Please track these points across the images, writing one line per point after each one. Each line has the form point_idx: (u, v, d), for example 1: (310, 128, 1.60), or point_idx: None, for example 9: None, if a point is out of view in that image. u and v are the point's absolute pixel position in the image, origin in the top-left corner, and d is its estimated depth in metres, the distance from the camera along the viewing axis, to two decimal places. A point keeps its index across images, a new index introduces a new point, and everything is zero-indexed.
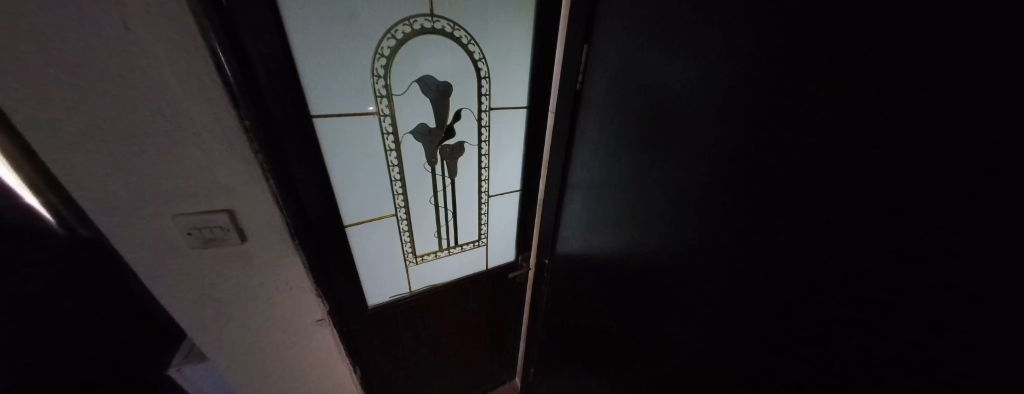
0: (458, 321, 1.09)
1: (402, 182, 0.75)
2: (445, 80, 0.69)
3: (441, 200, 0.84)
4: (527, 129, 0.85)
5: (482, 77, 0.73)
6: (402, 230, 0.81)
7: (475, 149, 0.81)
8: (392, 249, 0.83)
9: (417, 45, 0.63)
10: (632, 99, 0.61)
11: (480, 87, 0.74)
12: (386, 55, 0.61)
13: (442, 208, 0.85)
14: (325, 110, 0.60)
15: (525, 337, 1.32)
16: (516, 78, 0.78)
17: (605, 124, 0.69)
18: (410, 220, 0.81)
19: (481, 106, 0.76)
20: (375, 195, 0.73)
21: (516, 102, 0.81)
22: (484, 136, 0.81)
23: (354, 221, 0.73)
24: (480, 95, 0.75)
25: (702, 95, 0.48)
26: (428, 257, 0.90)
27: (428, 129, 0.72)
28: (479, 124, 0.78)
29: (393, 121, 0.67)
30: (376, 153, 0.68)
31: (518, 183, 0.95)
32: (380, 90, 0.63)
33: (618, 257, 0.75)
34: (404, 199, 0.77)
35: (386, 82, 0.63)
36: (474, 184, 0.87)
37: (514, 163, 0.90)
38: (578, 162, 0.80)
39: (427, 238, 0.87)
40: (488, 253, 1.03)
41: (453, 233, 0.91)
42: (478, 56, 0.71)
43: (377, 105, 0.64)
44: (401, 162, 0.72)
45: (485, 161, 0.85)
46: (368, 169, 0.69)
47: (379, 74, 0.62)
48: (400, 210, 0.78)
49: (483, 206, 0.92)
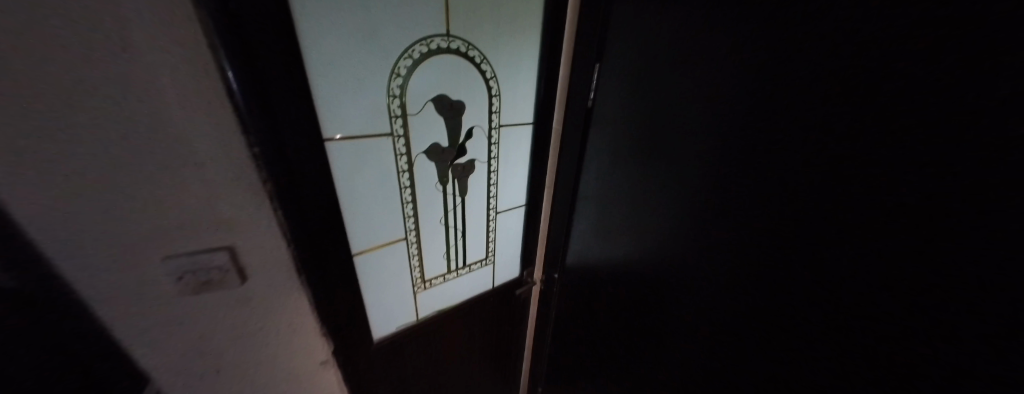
0: (466, 345, 1.04)
1: (413, 204, 0.72)
2: (459, 99, 0.69)
3: (451, 219, 0.81)
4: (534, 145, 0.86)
5: (493, 94, 0.73)
6: (410, 255, 0.77)
7: (485, 166, 0.80)
8: (401, 275, 0.78)
9: (432, 65, 0.63)
10: (643, 114, 0.65)
11: (491, 105, 0.74)
12: (402, 75, 0.60)
13: (452, 228, 0.82)
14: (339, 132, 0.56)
15: (529, 355, 1.29)
16: (524, 96, 0.79)
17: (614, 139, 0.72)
18: (419, 243, 0.77)
19: (492, 124, 0.76)
20: (385, 219, 0.69)
21: (524, 119, 0.82)
22: (494, 153, 0.80)
23: (363, 249, 0.68)
24: (492, 112, 0.75)
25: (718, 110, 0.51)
26: (435, 280, 0.86)
27: (441, 148, 0.70)
28: (490, 141, 0.78)
29: (406, 141, 0.65)
30: (389, 175, 0.65)
31: (524, 198, 0.95)
32: (395, 110, 0.61)
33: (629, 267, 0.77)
34: (415, 222, 0.74)
35: (402, 102, 0.61)
36: (482, 202, 0.85)
37: (520, 178, 0.91)
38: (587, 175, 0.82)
39: (436, 260, 0.83)
40: (494, 271, 1.01)
41: (461, 253, 0.88)
42: (490, 74, 0.71)
43: (392, 125, 0.62)
44: (413, 183, 0.69)
45: (495, 178, 0.84)
46: (380, 192, 0.65)
47: (395, 93, 0.60)
48: (411, 233, 0.75)
49: (490, 223, 0.91)
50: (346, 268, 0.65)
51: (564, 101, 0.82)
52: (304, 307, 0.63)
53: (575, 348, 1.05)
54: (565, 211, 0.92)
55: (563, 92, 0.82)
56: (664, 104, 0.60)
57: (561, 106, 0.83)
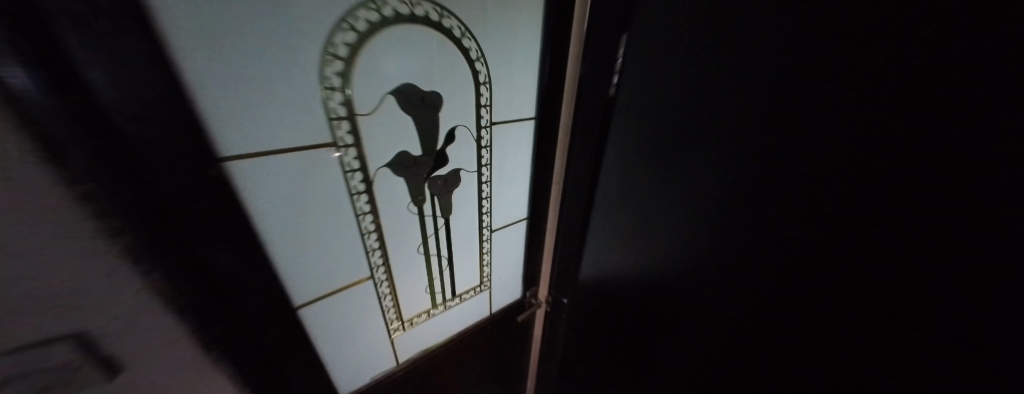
0: (462, 380, 0.89)
1: (378, 233, 0.54)
2: (434, 88, 0.49)
3: (433, 246, 0.63)
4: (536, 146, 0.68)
5: (481, 82, 0.54)
6: (378, 296, 0.60)
7: (474, 176, 0.62)
8: (369, 320, 0.61)
9: (390, 41, 0.43)
10: (688, 107, 0.45)
11: (479, 97, 0.55)
12: (342, 57, 0.39)
13: (434, 256, 0.64)
14: (247, 146, 0.37)
15: (534, 378, 1.14)
16: (523, 83, 0.59)
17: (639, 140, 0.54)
18: (391, 279, 0.60)
19: (480, 122, 0.57)
20: (339, 256, 0.51)
21: (523, 114, 0.63)
22: (484, 160, 0.62)
23: (309, 297, 0.51)
24: (479, 106, 0.56)
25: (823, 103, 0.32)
26: (417, 319, 0.69)
27: (413, 158, 0.51)
28: (479, 144, 0.59)
29: (360, 153, 0.46)
30: (338, 200, 0.47)
31: (524, 211, 0.78)
32: (336, 110, 0.41)
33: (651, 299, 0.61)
34: (382, 255, 0.56)
35: (348, 97, 0.41)
36: (473, 220, 0.67)
37: (520, 187, 0.72)
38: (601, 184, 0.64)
39: (417, 296, 0.66)
40: (491, 296, 0.84)
41: (449, 283, 0.71)
42: (475, 54, 0.51)
43: (335, 131, 0.42)
44: (376, 206, 0.51)
45: (487, 190, 0.66)
46: (325, 223, 0.47)
47: (334, 83, 0.40)
48: (378, 269, 0.57)
49: (484, 244, 0.73)
50: (282, 329, 0.48)
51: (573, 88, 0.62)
52: (232, 382, 0.47)
53: (586, 382, 0.90)
54: (573, 225, 0.75)
55: (572, 76, 0.62)
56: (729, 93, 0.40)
57: (569, 95, 0.63)
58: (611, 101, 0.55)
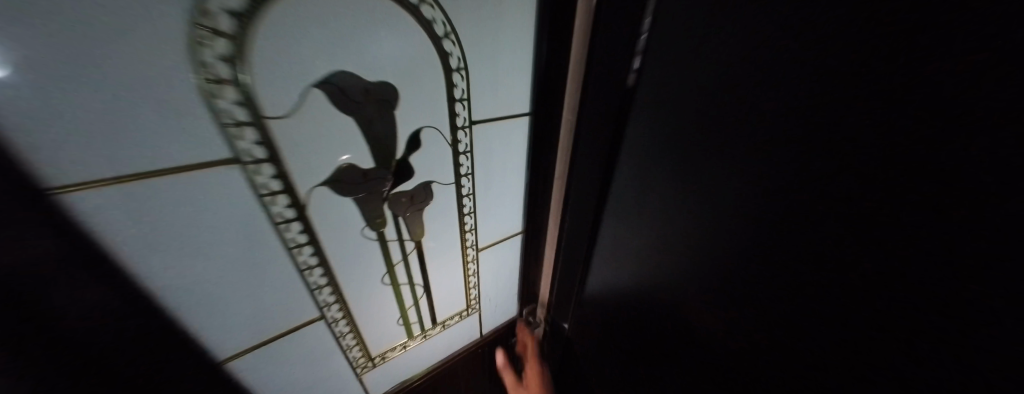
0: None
1: (324, 267, 0.42)
2: (383, 78, 0.35)
3: (403, 274, 0.51)
4: (531, 149, 0.54)
5: (452, 67, 0.39)
6: (335, 336, 0.49)
7: (451, 189, 0.49)
8: (327, 361, 0.51)
9: (305, 7, 0.28)
10: (728, 107, 0.28)
11: (451, 88, 0.41)
12: (228, 34, 0.26)
13: (406, 285, 0.53)
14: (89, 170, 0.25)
15: None
16: (512, 70, 0.45)
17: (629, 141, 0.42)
18: (349, 317, 0.49)
19: (456, 122, 0.43)
20: (271, 296, 0.40)
21: (513, 109, 0.49)
22: (464, 168, 0.49)
23: (238, 347, 0.41)
24: (453, 101, 0.42)
25: (894, 122, 0.19)
26: (391, 354, 0.58)
27: (361, 172, 0.38)
28: (455, 150, 0.46)
29: (280, 171, 0.33)
30: (256, 231, 0.35)
31: (519, 223, 0.65)
32: (230, 112, 0.28)
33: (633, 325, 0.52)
34: (334, 291, 0.45)
35: (245, 94, 0.28)
36: (454, 240, 0.55)
37: (513, 197, 0.59)
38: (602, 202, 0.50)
39: (387, 329, 0.55)
40: (482, 318, 0.73)
41: (428, 312, 0.60)
42: (443, 29, 0.37)
43: (234, 143, 0.30)
44: (316, 236, 0.39)
45: (469, 204, 0.53)
46: (242, 260, 0.36)
47: (218, 74, 0.27)
48: (331, 307, 0.46)
49: (469, 265, 0.61)
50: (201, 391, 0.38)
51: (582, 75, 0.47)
52: None
53: None
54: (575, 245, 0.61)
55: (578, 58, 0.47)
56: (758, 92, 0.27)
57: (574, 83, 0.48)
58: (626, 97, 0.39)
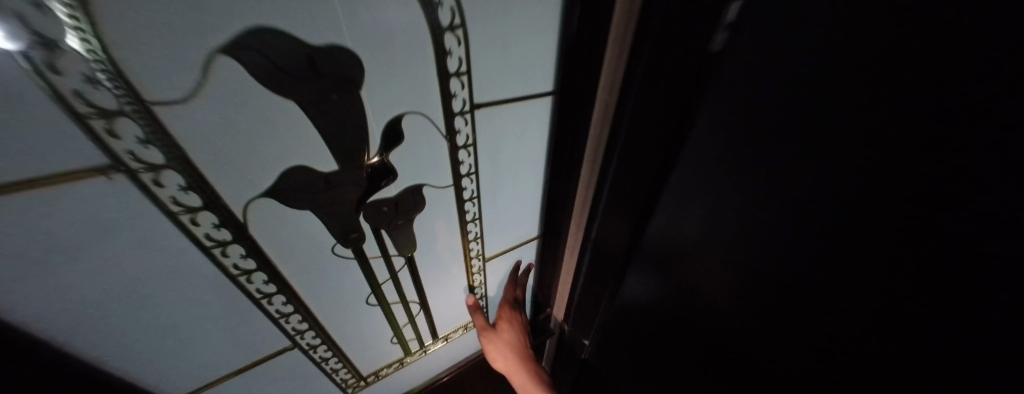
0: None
1: (287, 293, 0.33)
2: (335, 41, 0.23)
3: (393, 292, 0.42)
4: (553, 139, 0.41)
5: (442, 26, 0.27)
6: (315, 361, 0.42)
7: (449, 193, 0.38)
8: (311, 383, 0.45)
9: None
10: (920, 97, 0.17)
11: (443, 58, 0.28)
12: None
13: (398, 303, 0.44)
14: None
15: None
16: (532, 30, 0.31)
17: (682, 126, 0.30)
18: (330, 341, 0.41)
19: (451, 107, 0.32)
20: (225, 327, 0.32)
21: (531, 88, 0.35)
22: (465, 167, 0.37)
23: (197, 379, 0.35)
24: (447, 76, 0.29)
25: None
26: (386, 372, 0.52)
27: (321, 178, 0.28)
28: (453, 144, 0.34)
29: (194, 181, 0.23)
30: (182, 258, 0.26)
31: (535, 228, 0.53)
32: (85, 97, 0.18)
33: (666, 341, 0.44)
34: (306, 318, 0.37)
35: (103, 67, 0.18)
36: (456, 251, 0.45)
37: (528, 199, 0.48)
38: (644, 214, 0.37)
39: (379, 348, 0.48)
40: None
41: (427, 327, 0.52)
42: None
43: (107, 144, 0.20)
44: (269, 259, 0.30)
45: (473, 209, 0.42)
46: (172, 293, 0.28)
47: (41, 33, 0.16)
48: (305, 333, 0.38)
49: (475, 276, 0.52)
50: None
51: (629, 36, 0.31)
52: None
53: None
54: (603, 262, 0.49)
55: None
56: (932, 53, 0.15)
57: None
58: (713, 66, 0.25)
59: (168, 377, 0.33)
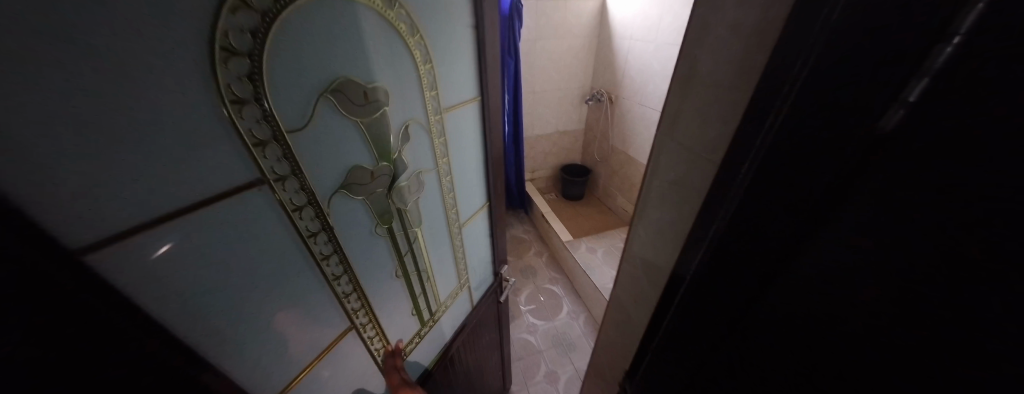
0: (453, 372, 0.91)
1: (349, 274, 0.49)
2: (376, 81, 0.43)
3: (406, 251, 0.60)
4: (478, 125, 0.69)
5: (422, 65, 0.50)
6: (354, 326, 0.53)
7: (433, 173, 0.61)
8: (350, 352, 0.55)
9: (314, 25, 0.34)
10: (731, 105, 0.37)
11: (422, 82, 0.51)
12: (246, 55, 0.29)
13: (414, 274, 0.64)
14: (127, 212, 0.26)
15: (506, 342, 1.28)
16: (459, 62, 0.58)
17: (814, 147, 0.28)
18: (365, 304, 0.54)
19: (429, 112, 0.55)
20: (299, 299, 0.43)
21: (464, 95, 0.62)
22: (441, 152, 0.61)
23: (273, 362, 0.43)
24: (425, 94, 0.53)
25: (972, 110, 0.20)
26: (410, 345, 0.69)
27: (370, 173, 0.46)
28: (432, 136, 0.57)
29: (299, 176, 0.37)
30: (277, 240, 0.37)
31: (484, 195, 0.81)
32: (252, 132, 0.31)
33: (752, 357, 0.41)
34: (351, 281, 0.50)
35: (265, 111, 0.32)
36: (440, 218, 0.67)
37: (474, 171, 0.73)
38: (750, 239, 0.37)
39: (396, 310, 0.62)
40: (471, 293, 0.90)
41: (429, 286, 0.70)
42: (410, 30, 0.46)
43: (258, 161, 0.33)
44: (333, 230, 0.43)
45: (449, 185, 0.66)
46: (268, 269, 0.38)
47: (238, 93, 0.29)
48: (354, 307, 0.52)
49: (456, 239, 0.74)
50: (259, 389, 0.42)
51: (704, 91, 0.41)
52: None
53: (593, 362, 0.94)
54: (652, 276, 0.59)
55: (716, 70, 0.39)
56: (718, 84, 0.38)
57: (708, 100, 0.40)
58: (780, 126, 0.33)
59: (255, 362, 0.40)
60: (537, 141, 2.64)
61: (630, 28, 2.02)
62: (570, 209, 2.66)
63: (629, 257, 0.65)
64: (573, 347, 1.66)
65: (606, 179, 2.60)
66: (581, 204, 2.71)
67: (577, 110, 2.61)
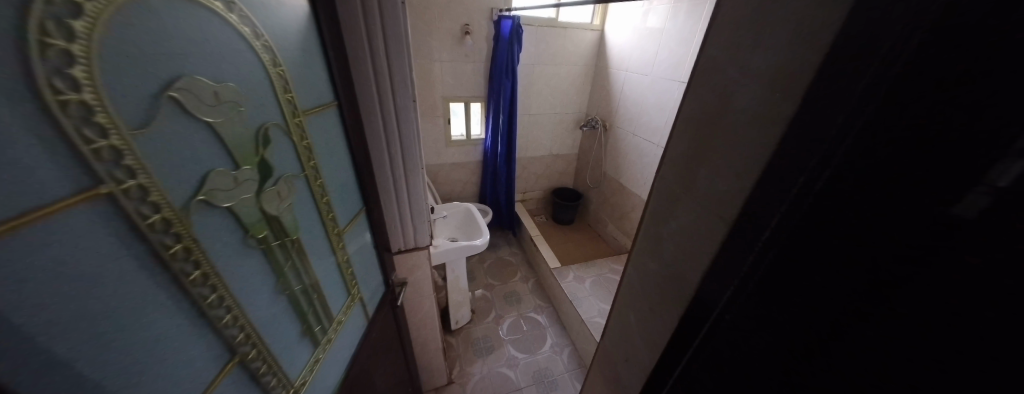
0: None
1: (224, 296, 0.39)
2: (225, 81, 0.39)
3: (289, 268, 0.51)
4: (338, 130, 0.68)
5: (271, 67, 0.47)
6: (237, 357, 0.42)
7: (302, 179, 0.55)
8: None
9: (142, 18, 0.29)
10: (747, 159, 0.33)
11: (277, 85, 0.48)
12: (63, 45, 0.24)
13: (299, 290, 0.53)
14: None
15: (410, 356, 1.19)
16: (307, 69, 0.57)
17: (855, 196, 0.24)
18: (248, 327, 0.43)
19: (290, 115, 0.51)
20: (156, 330, 0.32)
21: (319, 99, 0.61)
22: (308, 156, 0.56)
23: None
24: (282, 96, 0.49)
25: None
26: (309, 375, 0.57)
27: (231, 177, 0.39)
28: (295, 140, 0.53)
29: (152, 186, 0.30)
30: (122, 261, 0.29)
31: (358, 202, 0.78)
32: (83, 128, 0.25)
33: None
34: (231, 307, 0.40)
35: (98, 110, 0.26)
36: (320, 227, 0.60)
37: (344, 176, 0.71)
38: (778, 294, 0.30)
39: (287, 334, 0.51)
40: (366, 305, 0.81)
41: (320, 302, 0.60)
42: (256, 34, 0.43)
43: (91, 166, 0.26)
44: (200, 246, 0.36)
45: (323, 191, 0.61)
46: (114, 294, 0.29)
47: (60, 88, 0.24)
48: (242, 338, 0.42)
49: (340, 251, 0.68)
50: None
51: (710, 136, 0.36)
52: None
53: None
54: (644, 331, 0.52)
55: (722, 119, 0.35)
56: (728, 135, 0.34)
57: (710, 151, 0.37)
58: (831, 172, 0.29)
59: None
60: (529, 163, 2.62)
61: (627, 61, 2.06)
62: (558, 232, 2.61)
63: (620, 307, 0.59)
64: (555, 385, 1.54)
65: (597, 205, 2.57)
66: (569, 228, 2.67)
67: (571, 135, 2.61)
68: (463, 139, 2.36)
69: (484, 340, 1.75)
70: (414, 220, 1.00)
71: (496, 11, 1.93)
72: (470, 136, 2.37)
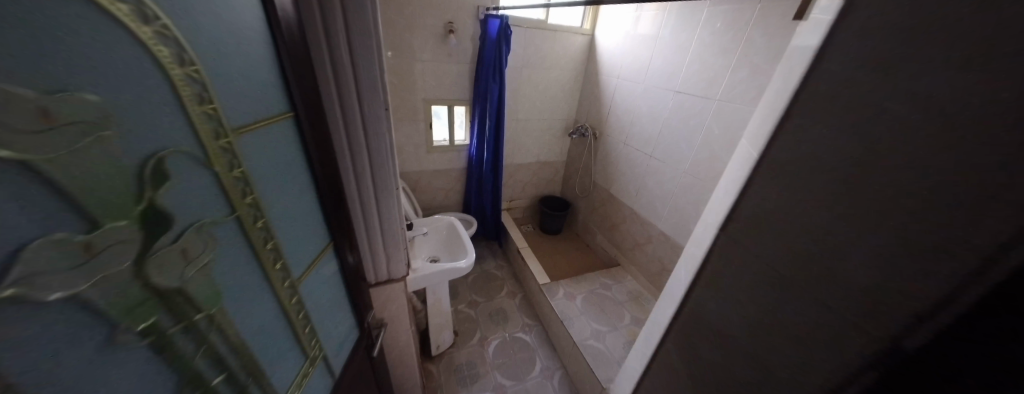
0: None
1: None
2: (74, 91, 0.24)
3: (205, 353, 0.36)
4: (294, 149, 0.53)
5: (175, 68, 0.31)
6: None
7: (230, 222, 0.39)
8: None
9: None
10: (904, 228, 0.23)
11: (186, 93, 0.33)
12: None
13: (222, 380, 0.38)
14: None
15: None
16: (246, 69, 0.41)
17: None
18: None
19: (213, 135, 0.36)
20: None
21: (266, 110, 0.45)
22: (244, 190, 0.41)
23: None
24: (198, 109, 0.34)
25: None
26: None
27: (80, 245, 0.24)
28: (221, 169, 0.37)
29: None
30: None
31: (323, 235, 0.63)
32: None
33: None
34: None
35: None
36: (261, 282, 0.45)
37: (303, 207, 0.56)
38: None
39: None
40: (330, 363, 0.66)
41: (258, 384, 0.44)
42: (141, 15, 0.28)
43: None
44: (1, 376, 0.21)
45: (267, 232, 0.46)
46: None
47: None
48: None
49: (294, 305, 0.53)
50: None
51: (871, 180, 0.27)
52: None
53: None
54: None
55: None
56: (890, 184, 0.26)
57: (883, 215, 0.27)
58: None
59: None
60: (516, 170, 2.50)
61: (618, 68, 1.99)
62: (545, 242, 2.51)
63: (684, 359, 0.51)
64: None
65: (586, 215, 2.49)
66: (556, 238, 2.58)
67: (559, 142, 2.52)
68: (446, 145, 2.20)
69: (468, 367, 1.61)
70: (388, 248, 0.85)
71: (483, 9, 1.79)
72: (453, 141, 2.21)
